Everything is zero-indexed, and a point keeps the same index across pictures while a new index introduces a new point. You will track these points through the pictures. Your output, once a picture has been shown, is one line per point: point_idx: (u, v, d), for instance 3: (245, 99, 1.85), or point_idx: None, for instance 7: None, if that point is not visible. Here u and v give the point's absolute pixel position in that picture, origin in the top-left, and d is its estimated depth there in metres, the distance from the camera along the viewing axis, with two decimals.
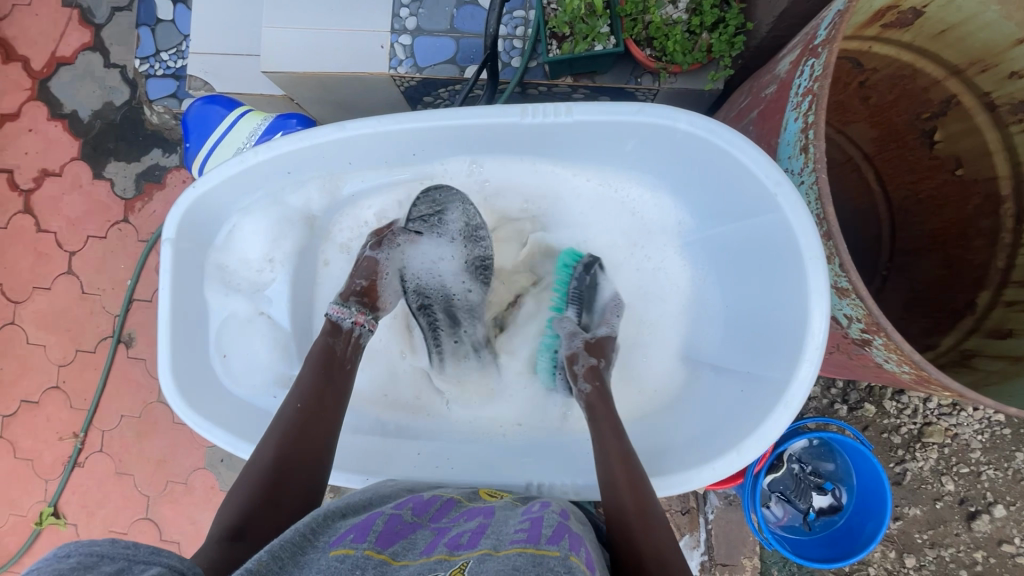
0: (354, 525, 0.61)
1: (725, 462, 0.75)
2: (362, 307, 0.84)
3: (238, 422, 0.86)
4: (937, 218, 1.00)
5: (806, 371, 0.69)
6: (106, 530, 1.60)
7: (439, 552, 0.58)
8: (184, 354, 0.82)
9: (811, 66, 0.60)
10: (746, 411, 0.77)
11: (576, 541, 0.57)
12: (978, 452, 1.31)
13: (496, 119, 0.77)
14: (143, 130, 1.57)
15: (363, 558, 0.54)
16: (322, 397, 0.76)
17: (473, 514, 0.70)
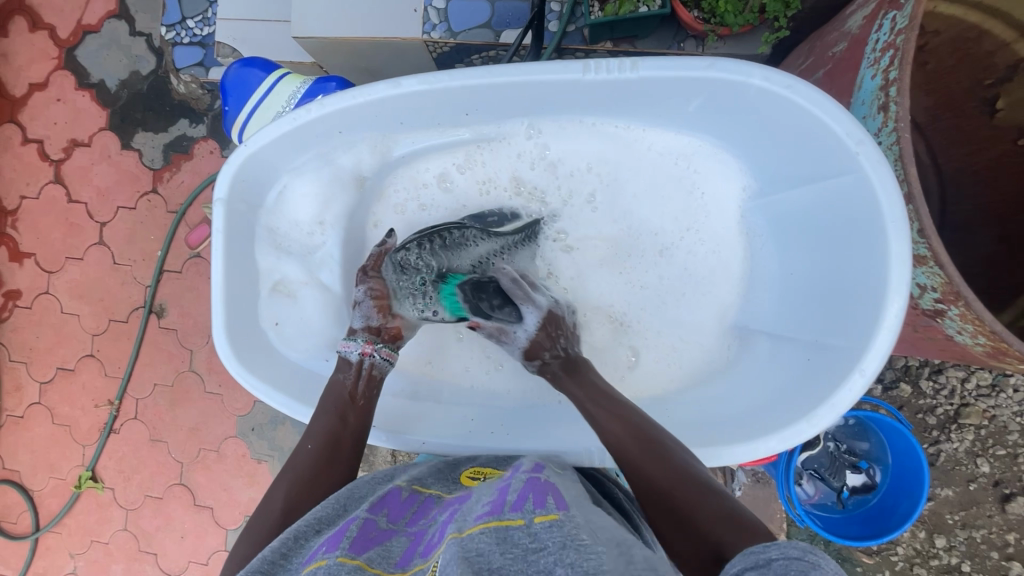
0: (325, 539, 0.54)
1: (791, 434, 0.70)
2: (369, 337, 0.80)
3: (294, 385, 0.84)
4: (992, 190, 0.95)
5: (883, 339, 0.65)
6: (142, 494, 1.65)
7: (415, 564, 0.52)
8: (237, 317, 0.81)
9: (893, 21, 0.59)
10: (813, 380, 0.73)
11: (540, 497, 0.54)
12: (1016, 434, 1.29)
13: (552, 75, 0.72)
14: (170, 100, 1.56)
15: (334, 567, 0.48)
16: (340, 425, 0.72)
17: (451, 503, 0.63)
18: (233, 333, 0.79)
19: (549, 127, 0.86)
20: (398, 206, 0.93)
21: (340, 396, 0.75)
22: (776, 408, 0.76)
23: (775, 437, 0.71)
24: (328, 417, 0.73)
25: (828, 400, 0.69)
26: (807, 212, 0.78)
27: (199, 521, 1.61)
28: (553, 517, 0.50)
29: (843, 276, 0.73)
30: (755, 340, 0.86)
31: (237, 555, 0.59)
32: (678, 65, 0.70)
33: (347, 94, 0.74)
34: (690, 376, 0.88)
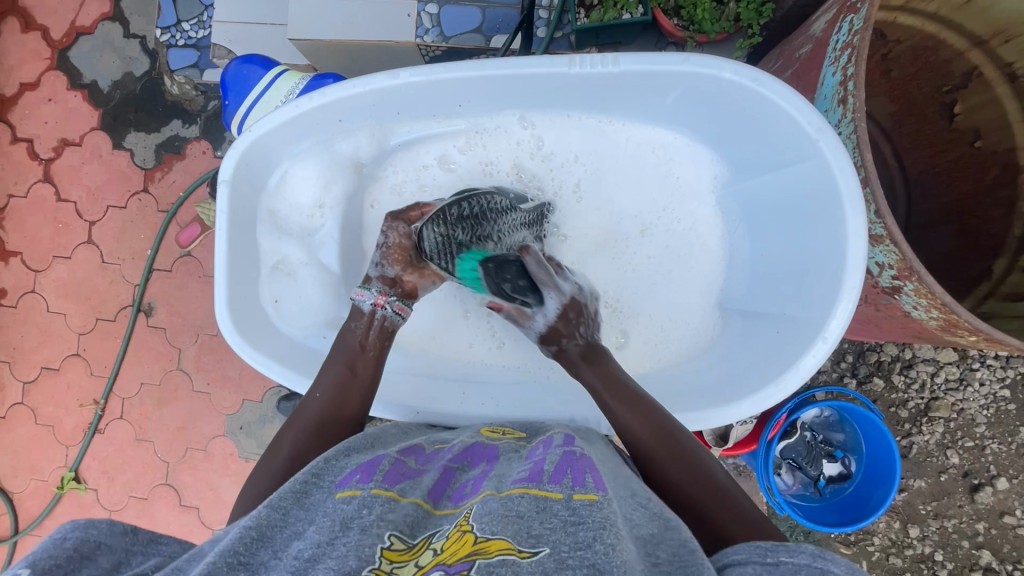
0: (359, 466, 0.58)
1: (762, 398, 0.75)
2: (382, 288, 0.80)
3: (296, 363, 0.87)
4: (952, 190, 1.01)
5: (843, 309, 0.70)
6: (127, 495, 1.63)
7: (446, 505, 0.56)
8: (238, 296, 0.83)
9: (850, 22, 0.64)
10: (781, 349, 0.79)
11: (580, 474, 0.55)
12: (983, 426, 1.34)
13: (540, 69, 0.77)
14: (163, 100, 1.58)
15: (369, 498, 0.51)
16: (348, 381, 0.75)
17: (475, 456, 0.68)
18: (235, 311, 0.82)
19: (540, 119, 0.91)
20: (399, 190, 0.95)
21: (351, 349, 0.78)
22: (749, 378, 0.80)
23: (747, 401, 0.76)
24: (336, 371, 0.75)
25: (795, 367, 0.74)
26: (777, 197, 0.83)
27: (184, 522, 1.60)
28: (593, 497, 0.50)
29: (811, 254, 0.78)
30: (731, 318, 0.91)
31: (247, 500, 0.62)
32: (658, 60, 0.75)
33: (347, 84, 0.78)
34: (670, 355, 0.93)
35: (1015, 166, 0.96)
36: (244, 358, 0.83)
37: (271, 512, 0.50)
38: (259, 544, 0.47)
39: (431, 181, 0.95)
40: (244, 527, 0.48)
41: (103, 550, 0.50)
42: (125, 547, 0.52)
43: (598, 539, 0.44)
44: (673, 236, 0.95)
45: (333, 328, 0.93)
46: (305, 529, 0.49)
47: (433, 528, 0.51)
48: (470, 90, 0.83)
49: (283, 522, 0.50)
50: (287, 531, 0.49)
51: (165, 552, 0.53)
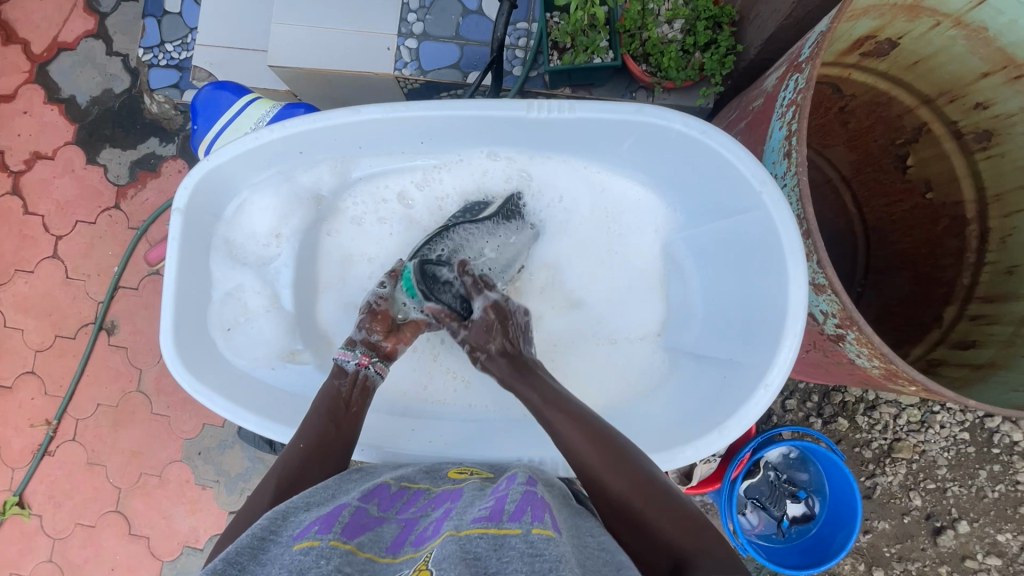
0: (319, 517, 0.55)
1: (704, 442, 0.76)
2: (367, 349, 0.82)
3: (241, 393, 0.86)
4: (906, 238, 1.04)
5: (784, 356, 0.72)
6: (73, 523, 1.55)
7: (405, 551, 0.53)
8: (185, 325, 0.82)
9: (794, 81, 0.66)
10: (726, 395, 0.79)
11: (538, 511, 0.52)
12: (944, 468, 1.36)
13: (499, 111, 0.79)
14: (141, 118, 1.58)
15: (328, 549, 0.49)
16: (328, 427, 0.74)
17: (441, 500, 0.65)
18: (180, 340, 0.81)
19: (506, 153, 0.91)
20: (359, 224, 0.97)
21: (335, 402, 0.77)
22: (692, 422, 0.81)
23: (692, 446, 0.77)
24: (317, 418, 0.74)
25: (738, 413, 0.75)
26: (722, 243, 0.85)
27: (133, 552, 1.53)
28: (550, 534, 0.48)
29: (752, 302, 0.80)
30: (680, 359, 0.91)
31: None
32: (612, 108, 0.77)
33: (309, 118, 0.79)
34: (622, 393, 0.92)
35: (963, 219, 0.99)
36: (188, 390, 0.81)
37: (225, 567, 0.48)
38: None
39: (388, 214, 0.96)
40: None
41: None
42: None
43: (554, 571, 0.43)
44: (629, 274, 0.96)
45: (283, 360, 0.92)
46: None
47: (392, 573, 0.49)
48: (432, 128, 0.84)
49: None
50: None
51: None
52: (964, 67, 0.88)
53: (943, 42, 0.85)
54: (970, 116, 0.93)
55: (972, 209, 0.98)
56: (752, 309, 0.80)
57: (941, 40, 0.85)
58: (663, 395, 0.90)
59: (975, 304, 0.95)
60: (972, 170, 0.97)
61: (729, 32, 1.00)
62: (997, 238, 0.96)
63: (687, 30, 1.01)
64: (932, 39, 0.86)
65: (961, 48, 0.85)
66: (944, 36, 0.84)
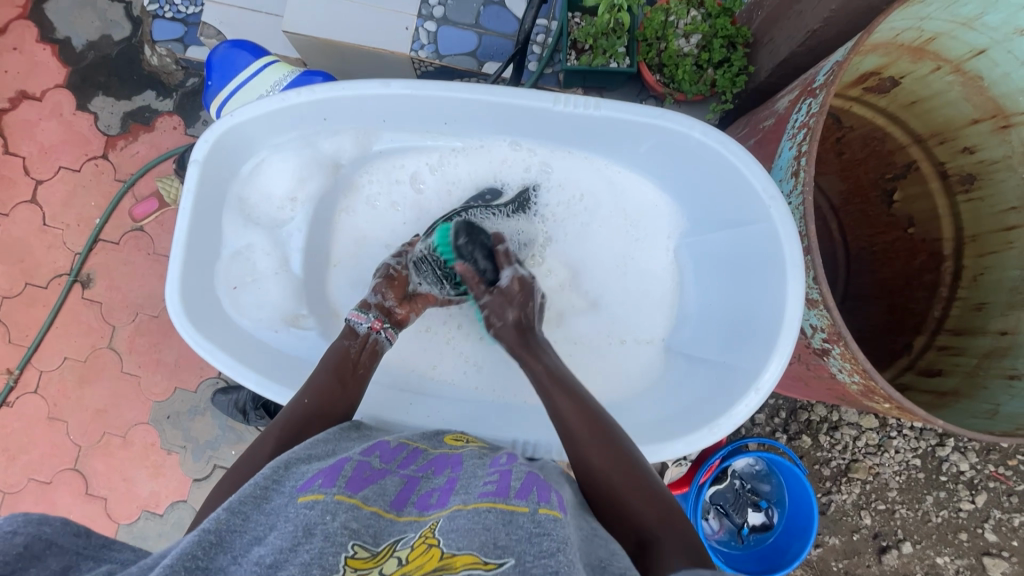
0: (322, 470, 0.56)
1: (696, 440, 0.78)
2: (381, 314, 0.84)
3: (240, 351, 0.86)
4: (886, 268, 1.09)
5: (778, 363, 0.75)
6: (26, 478, 1.50)
7: (410, 512, 0.54)
8: (192, 279, 0.82)
9: (808, 104, 0.69)
10: (718, 398, 0.82)
11: (545, 491, 0.54)
12: (894, 491, 1.43)
13: (526, 101, 0.80)
14: (139, 69, 1.53)
15: (334, 504, 0.49)
16: (333, 386, 0.75)
17: (440, 463, 0.67)
18: (185, 291, 0.80)
19: (527, 144, 0.93)
20: (372, 199, 0.97)
21: (342, 364, 0.77)
22: (684, 420, 0.84)
23: (682, 443, 0.79)
24: (324, 377, 0.75)
25: (728, 414, 0.77)
26: (726, 251, 0.88)
27: (88, 512, 1.49)
28: (557, 514, 0.49)
29: (750, 311, 0.83)
30: (675, 360, 0.94)
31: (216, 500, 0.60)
32: (638, 110, 0.80)
33: (338, 86, 0.79)
34: (614, 389, 0.94)
35: (940, 255, 1.05)
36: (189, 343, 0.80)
37: (229, 517, 0.48)
38: (217, 552, 0.45)
39: (403, 192, 0.97)
40: (202, 531, 0.46)
41: (51, 554, 0.47)
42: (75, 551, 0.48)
43: (561, 551, 0.43)
44: (634, 275, 0.98)
45: (286, 324, 0.93)
46: (266, 534, 0.47)
47: (397, 535, 0.50)
48: (458, 110, 0.86)
49: (242, 526, 0.48)
50: (246, 534, 0.47)
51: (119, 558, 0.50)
52: (957, 112, 0.93)
53: (940, 86, 0.91)
54: (956, 159, 0.99)
55: (949, 247, 1.04)
56: (749, 316, 0.84)
57: (939, 84, 0.91)
58: (655, 395, 0.92)
59: (944, 336, 1.00)
60: (952, 210, 1.02)
61: (743, 53, 1.03)
62: (969, 276, 1.01)
63: (702, 46, 1.04)
64: (931, 82, 0.92)
65: (957, 93, 0.91)
66: (943, 81, 0.90)
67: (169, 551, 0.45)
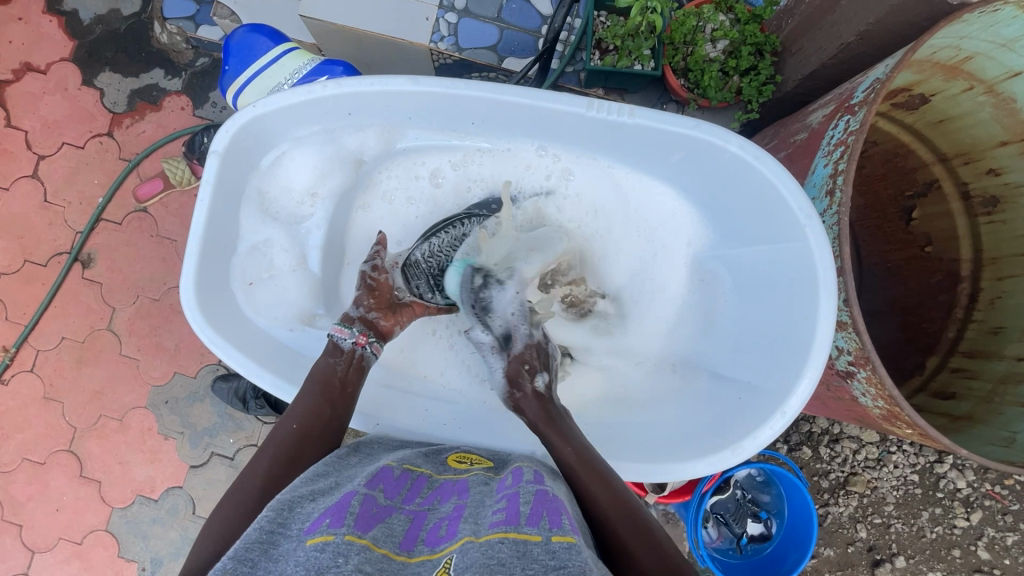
0: (328, 508, 0.54)
1: (717, 459, 0.78)
2: (364, 329, 0.81)
3: (254, 348, 0.84)
4: (902, 285, 1.07)
5: (805, 385, 0.74)
6: (20, 457, 1.49)
7: (421, 552, 0.53)
8: (208, 272, 0.80)
9: (846, 122, 0.70)
10: (739, 415, 0.82)
11: (555, 516, 0.54)
12: (891, 505, 1.42)
13: (560, 105, 0.79)
14: (147, 47, 1.49)
15: (344, 546, 0.48)
16: (321, 408, 0.74)
17: (446, 494, 0.66)
18: (200, 286, 0.79)
19: (554, 149, 0.91)
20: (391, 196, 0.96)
21: (329, 382, 0.77)
22: (701, 438, 0.84)
23: (703, 460, 0.78)
24: (312, 399, 0.74)
25: (753, 434, 0.77)
26: (749, 269, 0.88)
27: (81, 495, 1.47)
28: (571, 540, 0.49)
29: (774, 329, 0.83)
30: (694, 374, 0.93)
31: (211, 534, 0.60)
32: (671, 120, 0.79)
33: (366, 81, 0.78)
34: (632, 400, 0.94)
35: (956, 275, 1.04)
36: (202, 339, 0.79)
37: (237, 566, 0.47)
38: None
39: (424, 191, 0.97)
40: None
41: None
42: None
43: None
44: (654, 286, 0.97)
45: (302, 322, 0.91)
46: None
47: None
48: (488, 110, 0.84)
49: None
50: None
51: None
52: (986, 133, 0.92)
53: (971, 106, 0.90)
54: (981, 180, 0.98)
55: (966, 268, 1.03)
56: (772, 335, 0.83)
57: (970, 104, 0.90)
58: (673, 409, 0.91)
59: (957, 357, 0.99)
60: (972, 231, 1.01)
61: (770, 61, 1.01)
62: (986, 298, 1.01)
63: (729, 52, 1.02)
64: (962, 101, 0.90)
65: (987, 114, 0.89)
66: (974, 101, 0.89)
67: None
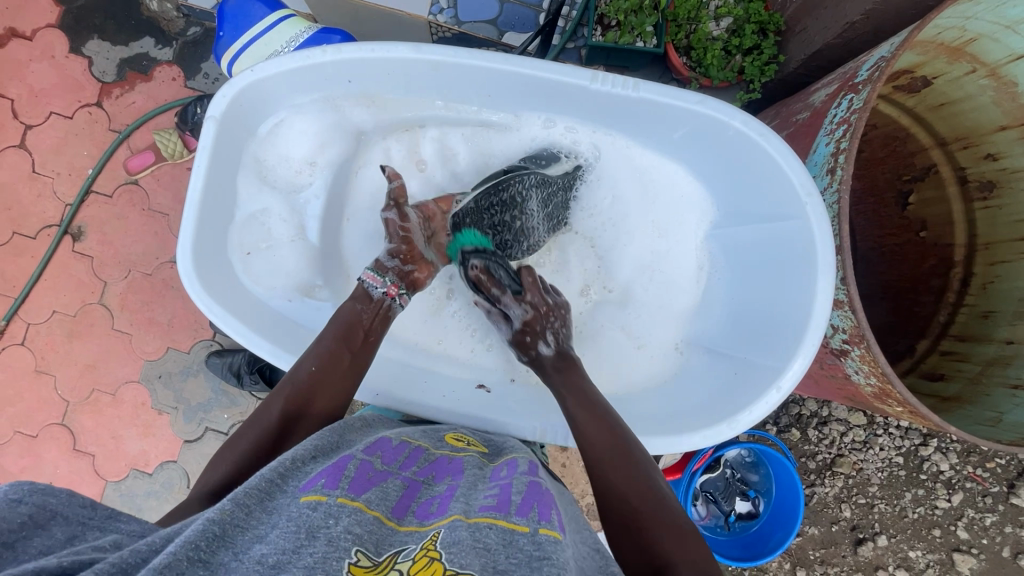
0: (325, 471, 0.55)
1: (712, 433, 0.78)
2: (398, 280, 0.80)
3: (251, 319, 0.84)
4: (895, 270, 1.07)
5: (801, 362, 0.75)
6: (12, 430, 1.48)
7: (411, 520, 0.53)
8: (205, 239, 0.80)
9: (849, 100, 0.70)
10: (736, 393, 0.82)
11: (545, 508, 0.54)
12: (875, 486, 1.45)
13: (564, 75, 0.79)
14: (137, 14, 1.45)
15: (336, 507, 0.49)
16: (341, 351, 0.75)
17: (441, 468, 0.66)
18: (198, 253, 0.79)
19: (565, 121, 0.90)
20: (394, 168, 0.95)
21: (353, 328, 0.77)
22: (701, 413, 0.84)
23: (700, 434, 0.78)
24: (332, 342, 0.75)
25: (748, 410, 0.77)
26: (756, 245, 0.86)
27: (75, 468, 1.47)
28: (558, 536, 0.50)
29: (774, 307, 0.83)
30: (694, 353, 0.93)
31: (229, 458, 0.64)
32: (675, 94, 0.79)
33: (366, 47, 0.77)
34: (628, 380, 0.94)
35: (950, 260, 1.05)
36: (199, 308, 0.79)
37: (234, 509, 0.47)
38: (221, 544, 0.43)
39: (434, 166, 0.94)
40: (207, 519, 0.44)
41: (57, 522, 0.45)
42: (81, 521, 0.46)
43: None
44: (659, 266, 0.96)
45: (300, 294, 0.91)
46: (268, 532, 0.46)
47: (397, 544, 0.48)
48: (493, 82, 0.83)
49: (245, 522, 0.46)
50: (248, 532, 0.45)
51: (127, 527, 0.47)
52: (985, 118, 0.92)
53: (972, 90, 0.90)
54: (978, 166, 0.98)
55: (960, 253, 1.04)
56: (773, 313, 0.83)
57: (971, 87, 0.90)
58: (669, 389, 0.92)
59: (948, 341, 1.01)
60: (968, 217, 1.02)
61: (773, 40, 1.00)
62: (979, 284, 1.02)
63: (732, 31, 1.01)
64: (963, 84, 0.90)
65: (987, 98, 0.89)
66: (975, 84, 0.89)
67: (175, 535, 0.44)
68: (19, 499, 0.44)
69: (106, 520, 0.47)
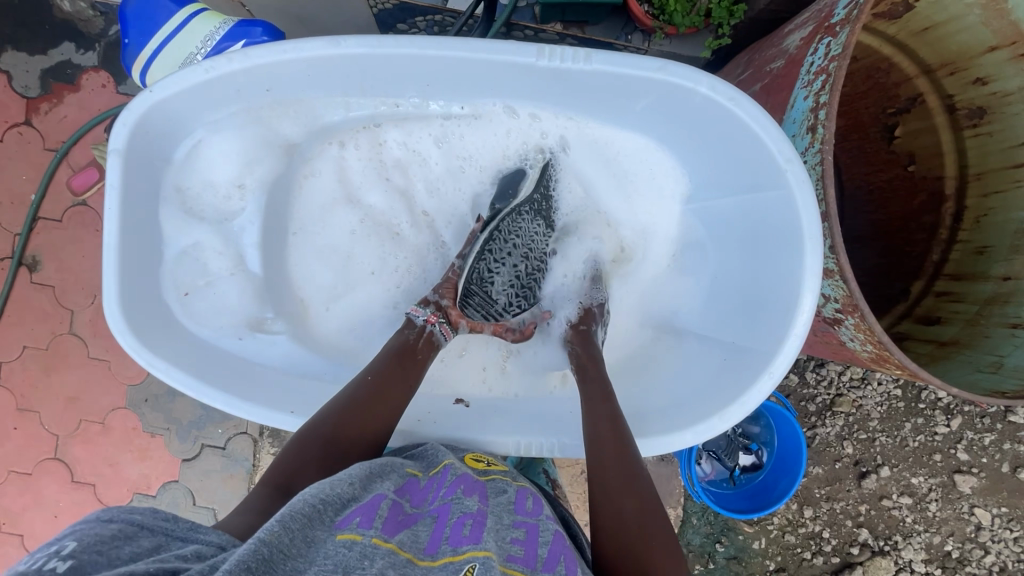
0: (359, 507, 0.52)
1: (705, 429, 0.76)
2: (437, 308, 0.81)
3: (204, 364, 0.82)
4: (883, 209, 1.03)
5: (792, 342, 0.72)
6: (7, 470, 1.46)
7: (445, 552, 0.50)
8: (133, 287, 0.76)
9: (828, 45, 0.64)
10: (729, 380, 0.79)
11: (571, 559, 0.52)
12: (875, 421, 1.45)
13: (506, 57, 0.72)
14: (50, 17, 1.32)
15: (369, 550, 0.46)
16: (397, 369, 0.75)
17: (473, 487, 0.63)
18: (128, 307, 0.75)
19: (527, 108, 0.85)
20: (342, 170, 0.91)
21: (403, 349, 0.78)
22: (699, 403, 0.81)
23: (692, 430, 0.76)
24: (387, 362, 0.76)
25: (740, 400, 0.75)
26: (734, 216, 0.82)
27: (77, 499, 1.45)
28: None
29: (759, 287, 0.79)
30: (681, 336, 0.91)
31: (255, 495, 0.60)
32: (631, 64, 0.72)
33: (277, 47, 0.70)
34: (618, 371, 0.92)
35: (941, 195, 0.99)
36: (141, 362, 0.76)
37: (282, 532, 0.44)
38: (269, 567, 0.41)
39: (396, 164, 0.92)
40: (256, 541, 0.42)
41: (144, 532, 0.46)
42: (164, 531, 0.46)
43: None
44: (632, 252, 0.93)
45: (251, 328, 0.88)
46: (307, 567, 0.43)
47: None
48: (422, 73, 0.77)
49: (294, 548, 0.44)
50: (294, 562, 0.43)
51: (206, 537, 0.47)
52: (974, 39, 0.85)
53: (958, 10, 0.83)
54: (967, 91, 0.92)
55: (951, 186, 0.99)
56: (758, 292, 0.80)
57: (957, 7, 0.82)
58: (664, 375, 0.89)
59: (942, 281, 0.98)
60: (958, 146, 0.96)
61: None
62: (972, 216, 0.97)
63: None
64: (948, 5, 0.83)
65: (975, 18, 0.82)
66: (961, 4, 0.81)
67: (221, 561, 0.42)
68: (110, 519, 0.45)
69: (188, 532, 0.47)
